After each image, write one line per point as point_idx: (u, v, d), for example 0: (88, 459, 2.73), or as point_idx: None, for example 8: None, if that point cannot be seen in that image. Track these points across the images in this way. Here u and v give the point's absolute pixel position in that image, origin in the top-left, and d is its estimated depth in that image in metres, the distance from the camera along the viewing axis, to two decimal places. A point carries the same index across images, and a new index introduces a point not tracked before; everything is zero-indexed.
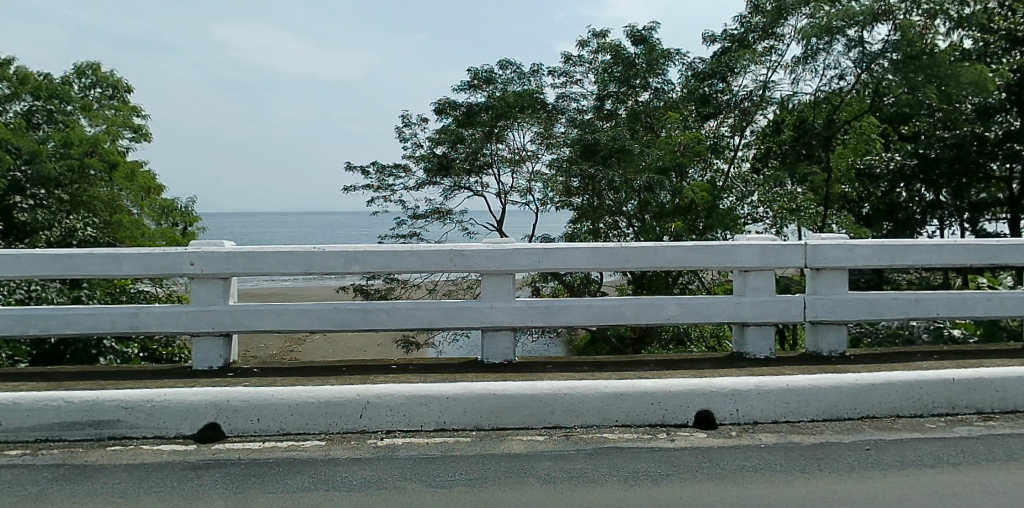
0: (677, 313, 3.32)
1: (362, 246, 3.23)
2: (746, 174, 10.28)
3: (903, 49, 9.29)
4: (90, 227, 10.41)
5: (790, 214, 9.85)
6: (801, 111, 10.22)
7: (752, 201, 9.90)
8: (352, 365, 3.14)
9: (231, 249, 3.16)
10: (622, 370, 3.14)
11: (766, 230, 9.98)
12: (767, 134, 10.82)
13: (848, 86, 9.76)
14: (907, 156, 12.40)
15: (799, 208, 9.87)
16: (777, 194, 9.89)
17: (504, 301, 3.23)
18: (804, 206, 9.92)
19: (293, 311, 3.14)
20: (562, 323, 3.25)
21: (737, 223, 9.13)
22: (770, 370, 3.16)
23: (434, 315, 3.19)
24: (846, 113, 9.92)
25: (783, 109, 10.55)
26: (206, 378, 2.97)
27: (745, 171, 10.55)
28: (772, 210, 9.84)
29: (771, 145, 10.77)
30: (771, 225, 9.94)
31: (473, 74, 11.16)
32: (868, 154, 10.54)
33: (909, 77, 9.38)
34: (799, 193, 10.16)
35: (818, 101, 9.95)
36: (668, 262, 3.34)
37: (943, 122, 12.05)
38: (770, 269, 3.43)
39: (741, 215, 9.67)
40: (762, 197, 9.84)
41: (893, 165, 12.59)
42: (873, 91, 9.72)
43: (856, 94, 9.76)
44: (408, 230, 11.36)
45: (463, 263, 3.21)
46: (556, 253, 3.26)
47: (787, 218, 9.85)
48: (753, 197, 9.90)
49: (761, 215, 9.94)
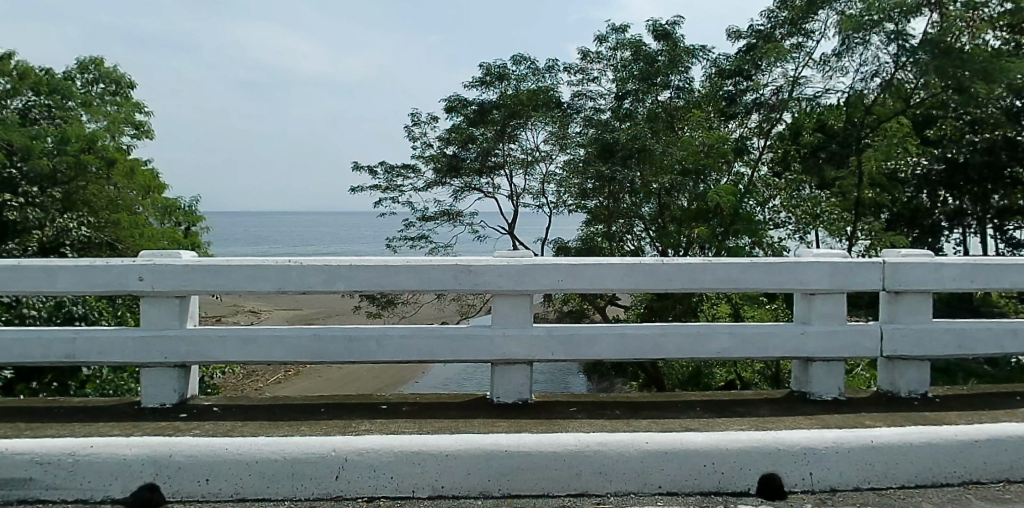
0: (728, 344, 2.75)
1: (348, 259, 2.66)
2: (768, 177, 9.78)
3: (948, 43, 8.64)
4: (85, 227, 10.01)
5: (813, 219, 9.13)
6: (823, 114, 9.55)
7: (774, 206, 9.25)
8: (333, 406, 2.58)
9: (190, 261, 2.60)
10: (663, 416, 2.56)
11: (788, 237, 9.17)
12: (784, 137, 9.98)
13: (874, 89, 9.27)
14: (935, 162, 12.28)
15: (823, 214, 9.19)
16: (799, 200, 9.27)
17: (519, 327, 2.66)
18: (828, 212, 9.22)
19: (263, 339, 2.59)
20: (588, 357, 2.67)
21: (761, 231, 8.21)
22: (846, 420, 2.57)
23: (434, 346, 2.62)
24: (875, 117, 9.36)
25: (802, 113, 9.72)
26: (154, 420, 2.42)
27: (766, 175, 9.91)
28: (795, 217, 9.18)
29: (789, 149, 10.01)
30: (795, 231, 9.21)
31: (484, 70, 10.60)
32: (895, 162, 10.12)
33: (950, 74, 8.77)
34: (821, 199, 9.45)
35: (839, 104, 9.48)
36: (719, 283, 2.76)
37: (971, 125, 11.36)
38: (841, 293, 2.84)
39: (763, 220, 8.82)
40: (785, 201, 9.25)
41: (921, 172, 12.35)
42: (902, 96, 9.22)
43: (885, 98, 9.26)
44: (417, 231, 10.86)
45: (471, 282, 2.63)
46: (584, 270, 2.67)
47: (811, 223, 9.13)
48: (775, 201, 9.29)
49: (782, 220, 9.24)
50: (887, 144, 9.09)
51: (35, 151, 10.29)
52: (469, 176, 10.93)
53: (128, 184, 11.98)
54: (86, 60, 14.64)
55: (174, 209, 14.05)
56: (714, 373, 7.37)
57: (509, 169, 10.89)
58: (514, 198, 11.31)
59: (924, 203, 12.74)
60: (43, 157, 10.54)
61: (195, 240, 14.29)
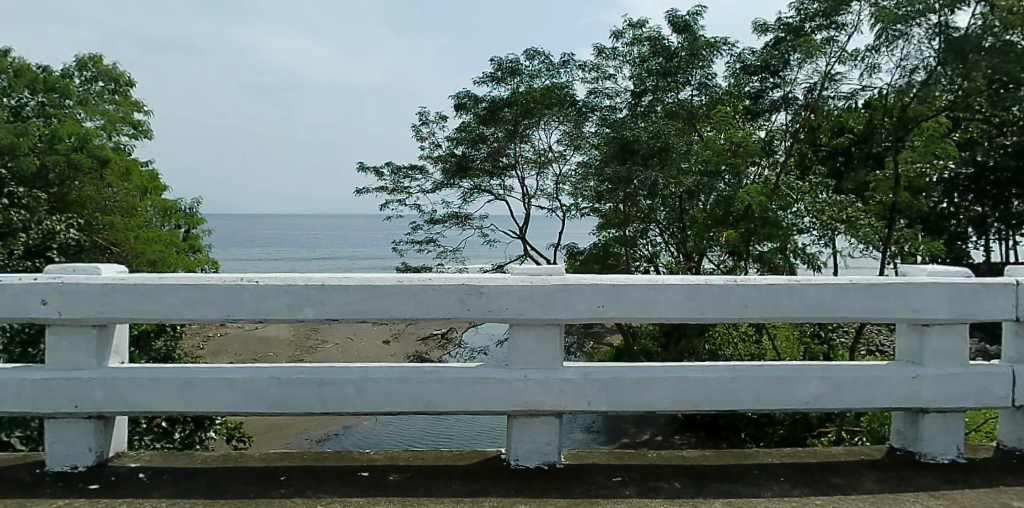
0: (817, 392, 2.10)
1: (321, 277, 2.01)
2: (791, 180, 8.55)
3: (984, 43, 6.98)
4: (73, 230, 9.19)
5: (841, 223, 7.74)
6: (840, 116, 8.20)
7: (796, 210, 7.83)
8: (299, 474, 1.95)
9: (112, 279, 1.96)
10: (739, 491, 1.90)
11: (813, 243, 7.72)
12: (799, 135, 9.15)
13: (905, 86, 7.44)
14: (965, 164, 11.74)
15: (852, 219, 7.79)
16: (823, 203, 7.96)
17: (546, 368, 2.01)
18: (857, 218, 7.80)
19: (206, 384, 1.96)
20: (634, 409, 2.01)
21: (785, 231, 7.13)
22: (985, 500, 1.91)
23: (433, 393, 1.98)
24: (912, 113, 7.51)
25: (818, 111, 8.65)
26: (51, 498, 1.78)
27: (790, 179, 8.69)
28: (820, 221, 7.82)
29: (804, 150, 9.06)
30: (820, 238, 7.85)
31: (496, 65, 9.94)
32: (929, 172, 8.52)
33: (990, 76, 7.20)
34: (846, 201, 8.01)
35: (858, 105, 8.05)
36: (810, 311, 2.09)
37: (1002, 128, 10.66)
38: (963, 324, 2.17)
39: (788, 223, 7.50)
40: (808, 205, 7.91)
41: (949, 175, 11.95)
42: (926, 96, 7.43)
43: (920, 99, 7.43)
44: (424, 235, 10.31)
45: (484, 309, 1.97)
46: (632, 293, 2.00)
47: (839, 229, 7.76)
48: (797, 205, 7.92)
49: (806, 225, 7.83)
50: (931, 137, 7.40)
51: (21, 149, 9.64)
52: (478, 177, 10.40)
53: (123, 186, 11.44)
54: (84, 57, 14.14)
55: (174, 211, 13.56)
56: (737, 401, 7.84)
57: (521, 169, 10.44)
58: (527, 201, 10.76)
59: (948, 209, 12.38)
60: (30, 156, 9.95)
61: (194, 244, 13.78)
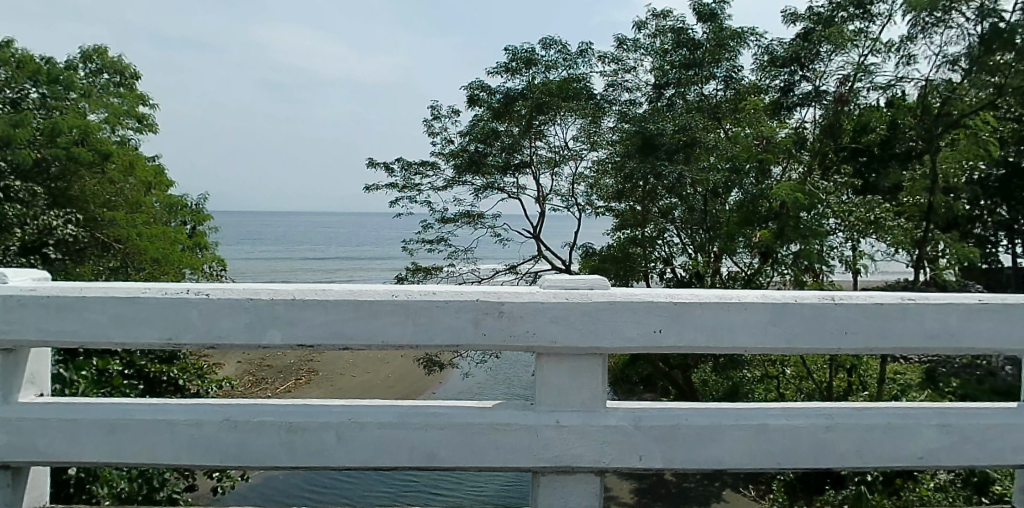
0: (935, 445, 1.61)
1: (292, 288, 1.55)
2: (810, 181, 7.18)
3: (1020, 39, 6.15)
4: (71, 225, 8.71)
5: (868, 226, 6.69)
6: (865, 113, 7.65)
7: (817, 212, 6.65)
8: None
9: (22, 289, 1.50)
10: None
11: (839, 246, 6.97)
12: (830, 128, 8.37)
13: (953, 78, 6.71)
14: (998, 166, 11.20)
15: (884, 220, 6.71)
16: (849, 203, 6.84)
17: (585, 411, 1.54)
18: (889, 219, 6.75)
19: (139, 426, 1.50)
20: (700, 465, 1.54)
21: (819, 228, 6.56)
22: None
23: (436, 444, 1.51)
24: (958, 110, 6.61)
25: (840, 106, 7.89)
26: None
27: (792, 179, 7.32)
28: (846, 224, 6.74)
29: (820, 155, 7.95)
30: (846, 240, 6.90)
31: (511, 54, 9.43)
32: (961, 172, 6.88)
33: None
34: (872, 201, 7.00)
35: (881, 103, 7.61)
36: (928, 340, 1.60)
37: None
38: None
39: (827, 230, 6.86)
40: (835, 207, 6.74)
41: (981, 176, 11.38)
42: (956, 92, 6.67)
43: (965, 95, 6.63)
44: (435, 234, 9.89)
45: (503, 333, 1.50)
46: (697, 315, 1.52)
47: (868, 231, 6.72)
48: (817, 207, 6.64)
49: (832, 229, 6.90)
50: (966, 142, 6.58)
51: (17, 140, 8.99)
52: (490, 174, 9.97)
53: (127, 180, 11.04)
54: (90, 49, 13.81)
55: (180, 207, 13.22)
56: (753, 390, 7.71)
57: (536, 168, 10.00)
58: (541, 202, 10.26)
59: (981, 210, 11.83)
60: (29, 148, 9.42)
61: (199, 241, 13.42)
